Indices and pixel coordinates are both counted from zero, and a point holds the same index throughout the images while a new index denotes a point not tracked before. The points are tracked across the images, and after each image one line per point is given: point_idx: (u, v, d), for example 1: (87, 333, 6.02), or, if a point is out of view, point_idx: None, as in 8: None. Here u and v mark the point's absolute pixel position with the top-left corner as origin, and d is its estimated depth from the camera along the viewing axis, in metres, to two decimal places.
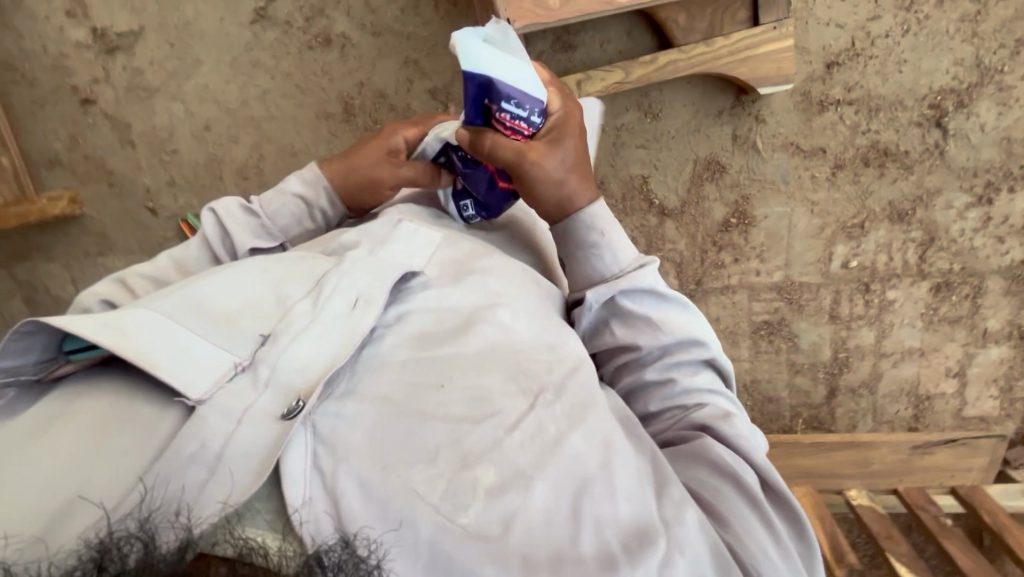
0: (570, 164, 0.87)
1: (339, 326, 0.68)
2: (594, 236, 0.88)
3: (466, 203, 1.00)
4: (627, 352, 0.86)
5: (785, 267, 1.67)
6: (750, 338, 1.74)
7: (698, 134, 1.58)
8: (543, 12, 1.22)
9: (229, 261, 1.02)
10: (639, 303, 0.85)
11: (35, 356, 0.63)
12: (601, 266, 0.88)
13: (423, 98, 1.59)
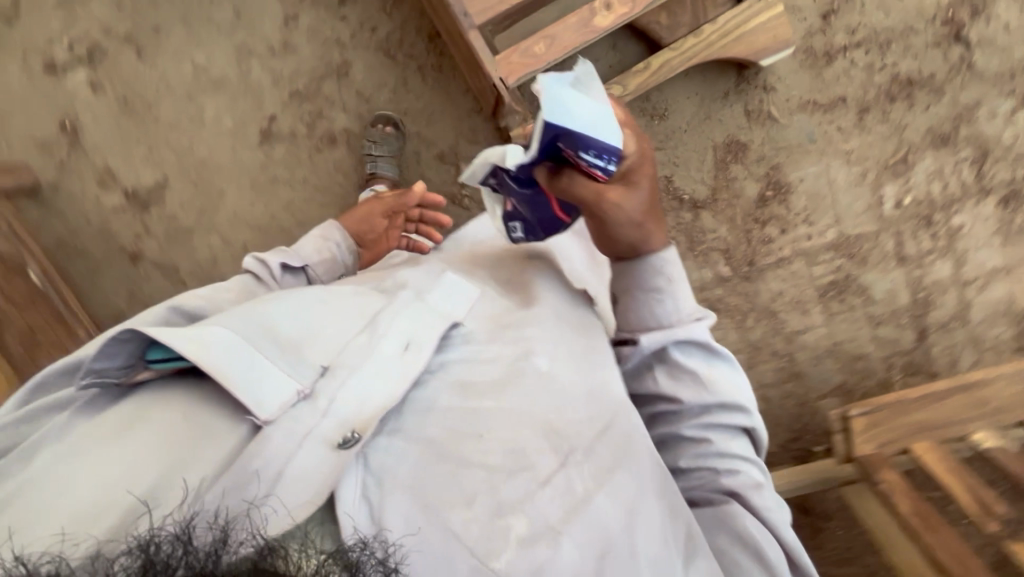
0: (645, 209, 0.83)
1: (389, 367, 0.74)
2: (661, 280, 0.87)
3: (516, 225, 0.99)
4: (664, 401, 0.90)
5: (837, 223, 1.61)
6: (819, 302, 1.69)
7: (710, 120, 1.57)
8: (532, 59, 1.22)
9: (261, 273, 1.13)
10: (688, 357, 0.88)
11: (121, 361, 0.72)
12: (663, 309, 0.88)
13: (434, 164, 1.63)
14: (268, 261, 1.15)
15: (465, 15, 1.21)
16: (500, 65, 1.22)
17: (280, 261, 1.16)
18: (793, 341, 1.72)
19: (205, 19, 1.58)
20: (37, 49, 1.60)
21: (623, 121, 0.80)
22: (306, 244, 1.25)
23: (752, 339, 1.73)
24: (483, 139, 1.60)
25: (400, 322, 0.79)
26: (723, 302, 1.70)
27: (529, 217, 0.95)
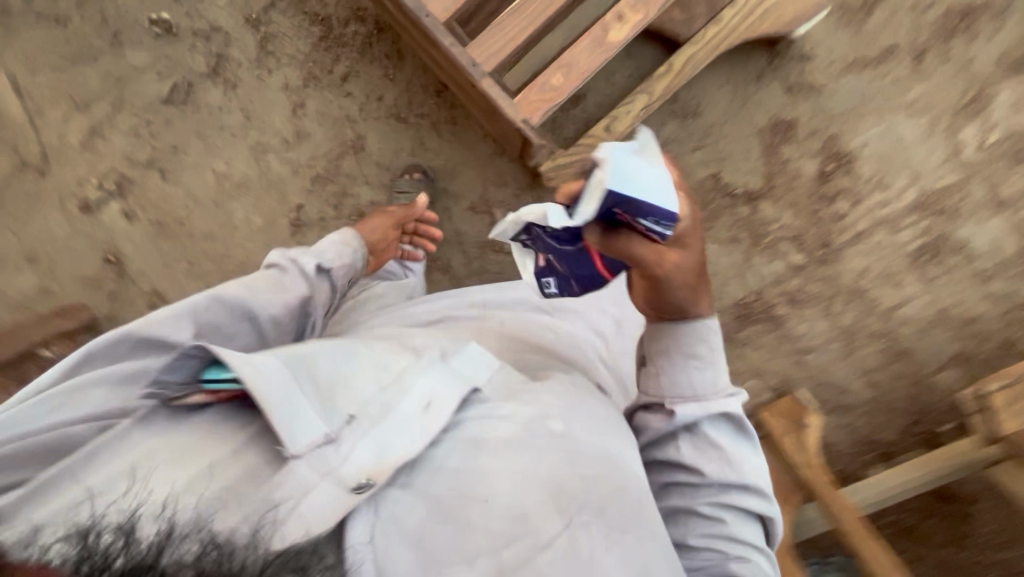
0: (691, 274, 0.77)
1: (411, 423, 0.71)
2: (700, 347, 0.82)
3: (549, 280, 0.90)
4: (679, 464, 0.85)
5: (916, 182, 1.45)
6: (912, 269, 1.53)
7: (748, 106, 1.46)
8: (550, 93, 1.14)
9: (293, 273, 1.03)
10: (716, 432, 0.84)
11: (180, 376, 0.70)
12: (697, 378, 0.82)
13: (468, 216, 1.58)
14: (302, 260, 1.06)
15: (472, 65, 1.13)
16: (519, 106, 1.14)
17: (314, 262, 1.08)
18: (890, 317, 1.58)
19: (219, 126, 1.56)
20: (72, 194, 1.62)
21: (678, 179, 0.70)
22: (330, 246, 1.16)
23: (843, 325, 1.60)
24: (513, 181, 1.54)
25: (425, 380, 0.77)
26: (803, 291, 1.58)
27: (567, 273, 0.86)
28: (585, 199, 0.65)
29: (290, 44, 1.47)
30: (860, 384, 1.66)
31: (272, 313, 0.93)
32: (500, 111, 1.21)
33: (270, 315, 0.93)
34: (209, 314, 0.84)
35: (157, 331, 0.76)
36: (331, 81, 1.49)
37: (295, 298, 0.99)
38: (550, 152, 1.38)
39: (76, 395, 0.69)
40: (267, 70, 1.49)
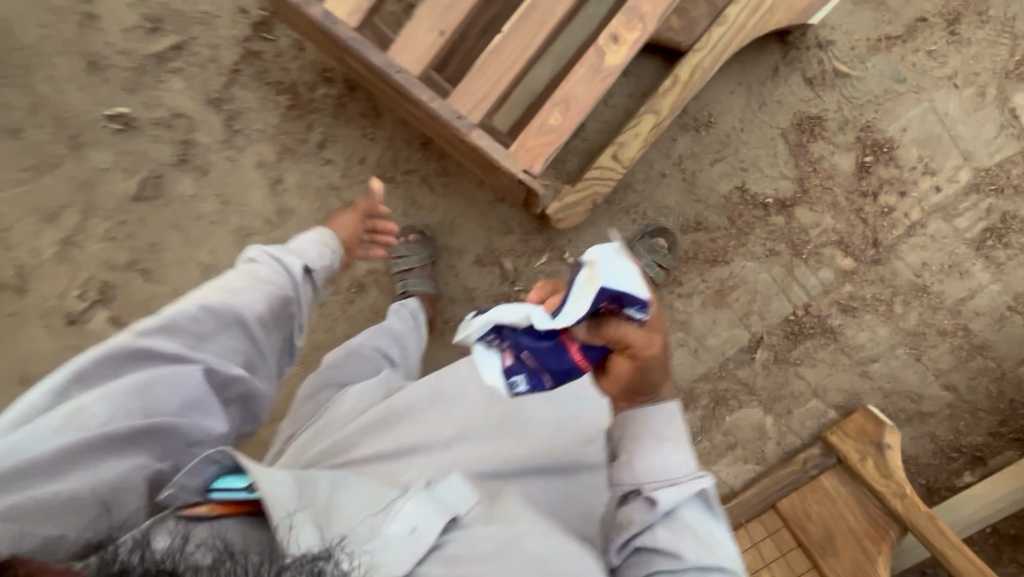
0: (660, 361, 0.87)
1: (414, 539, 0.64)
2: (667, 431, 0.87)
3: (521, 377, 0.85)
4: (655, 556, 0.80)
5: (968, 160, 1.30)
6: (979, 257, 1.36)
7: (767, 106, 1.31)
8: (550, 136, 0.99)
9: (276, 275, 0.88)
10: (690, 511, 0.83)
11: (199, 481, 0.64)
12: (669, 462, 0.85)
13: (475, 270, 1.45)
14: (285, 259, 0.91)
15: (456, 117, 0.98)
16: (517, 156, 1.00)
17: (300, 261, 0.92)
18: (959, 311, 1.41)
19: (196, 216, 1.44)
20: (53, 308, 1.43)
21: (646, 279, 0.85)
22: (309, 243, 0.97)
23: (908, 327, 1.44)
24: (518, 227, 1.42)
25: (415, 503, 0.67)
26: (857, 297, 1.41)
27: (539, 366, 0.84)
28: (580, 291, 0.79)
29: (259, 119, 1.35)
30: (936, 388, 1.49)
31: (265, 312, 0.83)
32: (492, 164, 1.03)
33: (266, 317, 0.83)
34: (208, 325, 0.76)
35: (161, 344, 0.71)
36: (308, 150, 1.36)
37: (280, 295, 0.86)
38: (556, 191, 1.26)
39: (79, 412, 0.63)
40: (237, 150, 1.38)
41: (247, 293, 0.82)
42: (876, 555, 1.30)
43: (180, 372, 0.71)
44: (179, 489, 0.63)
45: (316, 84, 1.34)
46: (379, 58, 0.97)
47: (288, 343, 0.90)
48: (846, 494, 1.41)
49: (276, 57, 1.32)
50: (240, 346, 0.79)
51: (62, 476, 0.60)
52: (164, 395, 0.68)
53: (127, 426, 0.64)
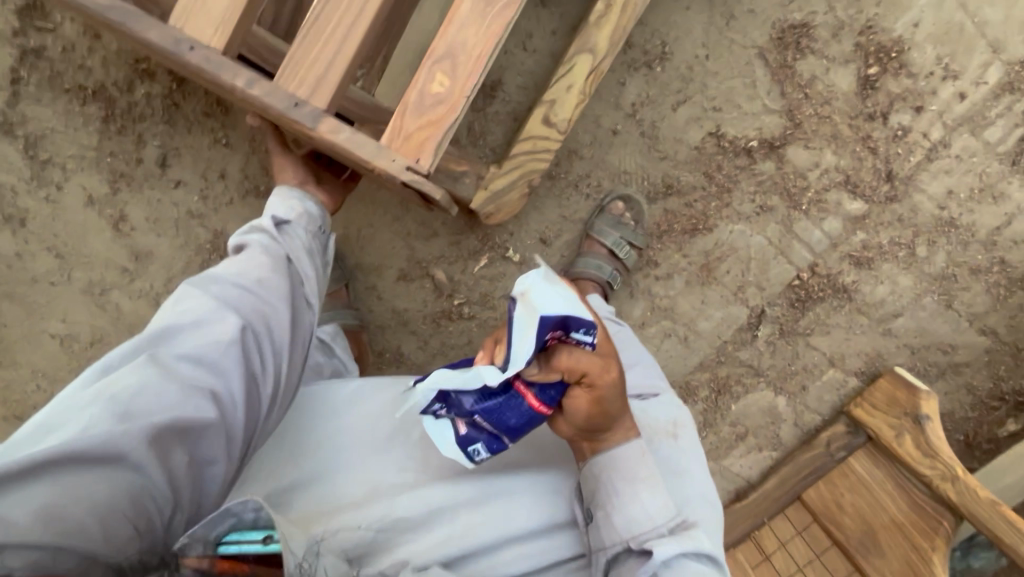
0: (621, 390, 0.65)
1: None
2: (638, 471, 0.67)
3: (478, 446, 0.65)
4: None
5: (999, 53, 1.01)
6: (1016, 173, 1.10)
7: (737, 19, 1.00)
8: (439, 109, 0.66)
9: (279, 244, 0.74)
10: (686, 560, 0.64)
11: (221, 527, 0.51)
12: (650, 513, 0.65)
13: (402, 288, 1.15)
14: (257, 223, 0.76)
15: (294, 105, 0.64)
16: (396, 148, 0.66)
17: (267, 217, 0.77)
18: (993, 243, 1.16)
19: (30, 280, 1.08)
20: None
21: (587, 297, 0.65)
22: (276, 204, 0.81)
23: (935, 271, 1.18)
24: (444, 226, 1.12)
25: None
26: (873, 246, 1.15)
27: (499, 429, 0.62)
28: (517, 339, 0.56)
29: (70, 141, 1.00)
30: (971, 335, 1.25)
31: (265, 269, 0.70)
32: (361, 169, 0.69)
33: (272, 273, 0.70)
34: (217, 290, 0.66)
35: (175, 321, 0.62)
36: (148, 172, 1.03)
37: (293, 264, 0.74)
38: (480, 175, 0.95)
39: (108, 391, 0.54)
40: (55, 187, 1.03)
41: (250, 256, 0.71)
42: (930, 553, 1.07)
43: (204, 339, 0.61)
44: (193, 537, 0.51)
45: (132, 81, 0.99)
46: (151, 30, 0.62)
47: (308, 304, 0.74)
48: (882, 478, 1.20)
49: (69, 51, 0.96)
50: (255, 305, 0.66)
51: (104, 466, 0.51)
52: (190, 368, 0.59)
53: (154, 403, 0.55)
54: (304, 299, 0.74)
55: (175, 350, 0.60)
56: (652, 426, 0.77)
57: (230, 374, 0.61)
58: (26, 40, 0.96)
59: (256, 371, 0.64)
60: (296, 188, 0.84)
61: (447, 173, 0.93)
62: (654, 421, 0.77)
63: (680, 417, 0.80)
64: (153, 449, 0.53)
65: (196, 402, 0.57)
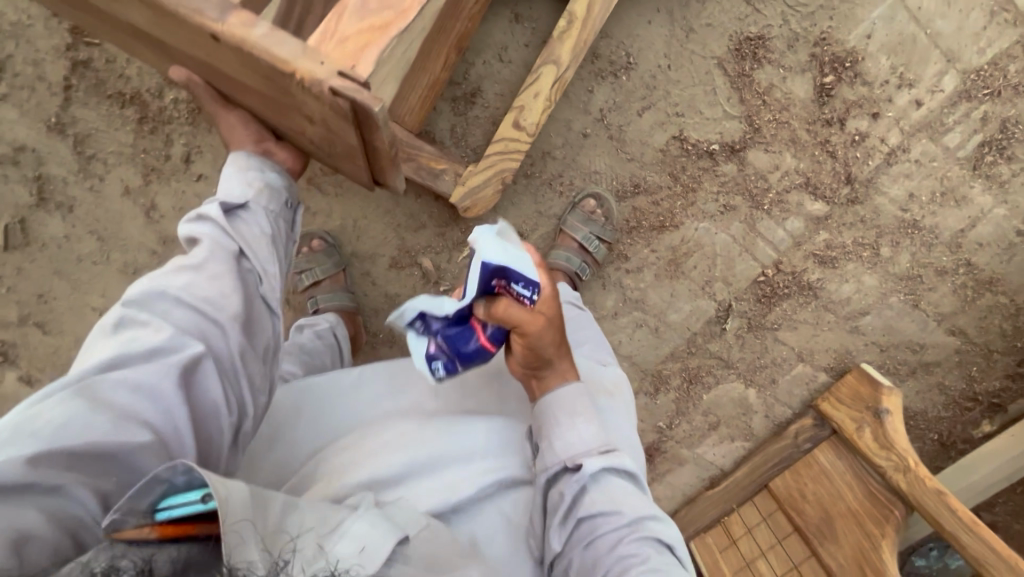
0: (562, 339, 0.73)
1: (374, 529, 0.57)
2: (580, 404, 0.74)
3: (439, 365, 0.68)
4: (597, 523, 0.69)
5: (953, 62, 1.09)
6: (977, 178, 1.14)
7: (696, 33, 1.10)
8: (385, 17, 0.58)
9: (234, 231, 0.71)
10: (613, 483, 0.71)
11: (149, 500, 0.45)
12: (588, 437, 0.72)
13: (393, 274, 1.27)
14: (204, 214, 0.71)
15: None
16: (328, 51, 0.57)
17: (215, 203, 0.72)
18: (958, 246, 1.19)
19: (76, 259, 1.25)
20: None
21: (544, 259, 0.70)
22: (228, 176, 0.77)
23: (900, 272, 1.21)
24: (430, 219, 1.23)
25: (369, 520, 0.58)
26: (836, 245, 1.20)
27: (456, 353, 0.68)
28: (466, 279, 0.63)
29: (111, 139, 1.17)
30: (940, 335, 1.25)
31: (222, 280, 0.66)
32: (280, 80, 0.57)
33: (230, 283, 0.66)
34: (165, 307, 0.62)
35: (116, 344, 0.57)
36: (174, 167, 1.18)
37: (252, 265, 0.70)
38: (457, 174, 1.06)
39: (31, 422, 0.50)
40: (98, 179, 1.19)
41: (206, 262, 0.67)
42: (881, 539, 1.09)
43: (151, 362, 0.58)
44: (124, 511, 0.44)
45: (163, 88, 1.14)
46: None
47: (268, 310, 0.71)
48: (844, 470, 1.22)
49: (111, 63, 1.13)
50: (207, 324, 0.63)
51: (22, 502, 0.46)
52: (130, 394, 0.56)
53: (83, 431, 0.51)
54: (264, 309, 0.70)
55: (113, 375, 0.56)
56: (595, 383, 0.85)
57: (172, 401, 0.57)
58: (76, 53, 1.12)
59: (208, 394, 0.61)
60: (253, 156, 0.80)
61: (429, 171, 1.05)
62: (596, 378, 0.86)
63: (620, 381, 0.89)
64: (84, 477, 0.50)
65: (135, 431, 0.54)
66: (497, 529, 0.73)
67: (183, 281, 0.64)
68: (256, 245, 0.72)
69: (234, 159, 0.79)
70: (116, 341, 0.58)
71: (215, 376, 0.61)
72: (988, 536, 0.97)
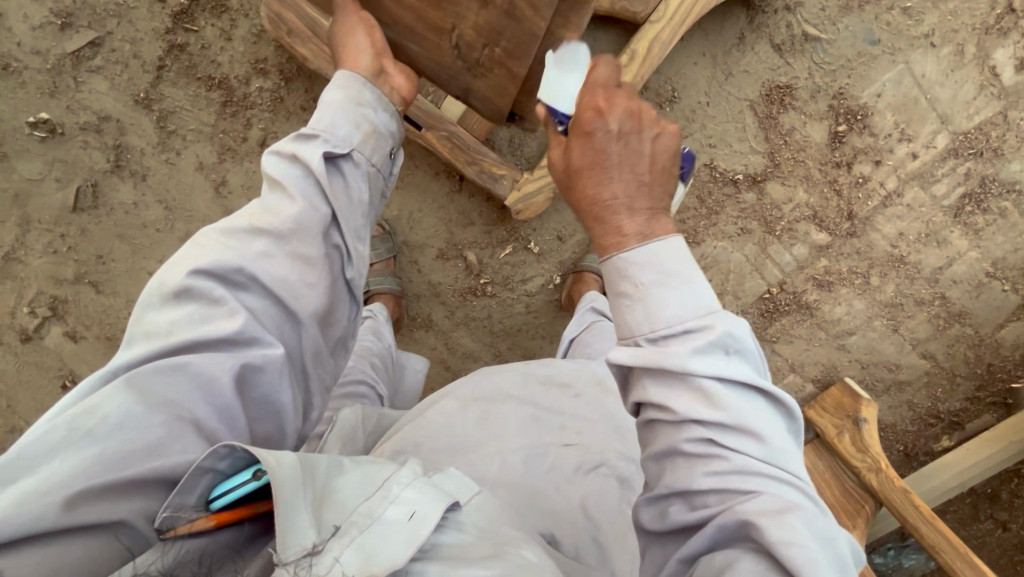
0: (581, 160, 0.61)
1: (429, 492, 0.56)
2: (625, 284, 0.56)
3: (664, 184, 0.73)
4: (657, 417, 0.54)
5: (945, 124, 1.27)
6: (958, 224, 1.32)
7: (734, 77, 1.27)
8: None
9: (331, 188, 0.67)
10: (688, 381, 0.52)
11: (196, 494, 0.49)
12: (635, 321, 0.55)
13: (438, 264, 1.39)
14: (303, 156, 0.67)
15: None
16: None
17: (320, 151, 0.68)
18: (937, 280, 1.35)
19: (140, 224, 1.32)
20: (5, 325, 1.33)
21: (599, 81, 0.64)
22: (334, 113, 0.72)
23: (886, 299, 1.37)
24: (480, 217, 1.36)
25: (418, 485, 0.56)
26: (834, 271, 1.36)
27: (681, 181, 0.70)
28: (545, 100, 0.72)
29: (194, 118, 1.27)
30: (914, 359, 1.40)
31: (305, 260, 0.64)
32: None
33: (311, 266, 0.65)
34: (239, 288, 0.61)
35: (190, 330, 0.57)
36: (250, 148, 1.28)
37: (335, 243, 0.68)
38: (515, 180, 1.19)
39: (92, 414, 0.51)
40: (175, 152, 1.28)
41: (290, 233, 0.64)
42: (851, 529, 1.22)
43: (212, 358, 0.56)
44: (174, 509, 0.48)
45: (250, 76, 1.25)
46: None
47: (351, 299, 0.71)
48: (823, 468, 1.32)
49: (204, 49, 1.24)
50: (279, 314, 0.62)
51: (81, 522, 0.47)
52: (189, 391, 0.55)
53: (141, 434, 0.52)
54: (346, 293, 0.70)
55: (177, 363, 0.55)
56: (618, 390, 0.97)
57: (228, 396, 0.57)
58: (174, 37, 1.24)
59: (268, 392, 0.60)
60: (361, 83, 0.76)
61: (489, 175, 1.19)
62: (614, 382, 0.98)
63: None
64: (138, 495, 0.50)
65: (189, 438, 0.54)
66: (552, 502, 0.77)
67: (260, 255, 0.62)
68: (348, 211, 0.70)
69: (342, 88, 0.75)
70: (178, 323, 0.57)
71: (275, 376, 0.60)
72: (943, 527, 1.16)
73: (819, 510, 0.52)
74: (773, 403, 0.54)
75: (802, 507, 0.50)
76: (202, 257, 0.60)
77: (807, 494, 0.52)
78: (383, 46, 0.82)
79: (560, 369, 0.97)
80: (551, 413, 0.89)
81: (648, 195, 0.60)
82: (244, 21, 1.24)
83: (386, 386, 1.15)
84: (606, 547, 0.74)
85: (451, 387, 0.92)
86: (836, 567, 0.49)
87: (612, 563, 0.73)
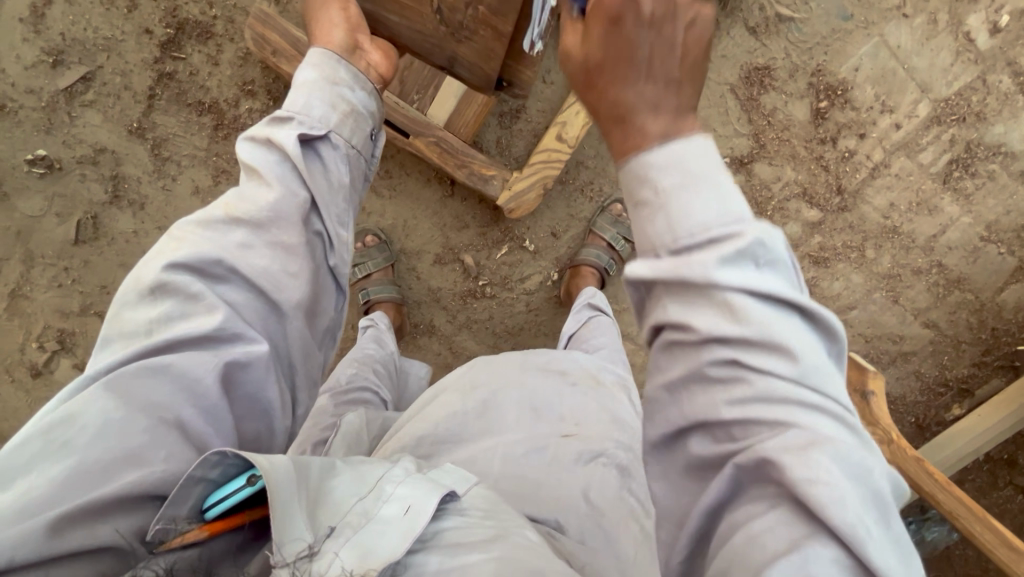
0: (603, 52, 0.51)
1: (422, 485, 0.55)
2: (646, 191, 0.47)
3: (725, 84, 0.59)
4: (674, 335, 0.46)
5: (926, 92, 1.29)
6: (948, 190, 1.33)
7: (713, 62, 1.30)
8: None
9: (304, 169, 0.68)
10: (715, 289, 0.44)
11: (186, 507, 0.49)
12: (671, 226, 0.46)
13: (435, 270, 1.41)
14: (277, 140, 0.69)
15: None
16: None
17: (295, 134, 0.69)
18: (932, 249, 1.36)
19: (142, 252, 1.34)
20: (15, 361, 1.35)
21: None
22: (309, 92, 0.73)
23: (883, 271, 1.37)
24: (473, 220, 1.38)
25: (411, 481, 0.55)
26: (829, 247, 1.36)
27: None
28: None
29: (187, 143, 1.30)
30: (917, 328, 1.39)
31: (286, 249, 0.65)
32: None
33: (293, 254, 0.66)
34: (217, 283, 0.62)
35: (170, 328, 0.58)
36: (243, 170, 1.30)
37: (316, 235, 0.70)
38: (506, 179, 1.20)
39: (72, 422, 0.51)
40: (171, 179, 1.31)
41: (268, 222, 0.65)
42: None
43: (194, 355, 0.58)
44: (167, 521, 0.49)
45: (239, 99, 1.28)
46: None
47: (336, 289, 0.73)
48: None
49: (192, 75, 1.27)
50: (262, 307, 0.64)
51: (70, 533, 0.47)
52: (173, 388, 0.56)
53: (121, 438, 0.52)
54: (332, 283, 0.72)
55: (160, 361, 0.56)
56: (608, 378, 0.98)
57: (211, 392, 0.58)
58: (163, 66, 1.27)
59: (252, 387, 0.62)
60: (337, 61, 0.77)
61: (480, 176, 1.20)
62: (606, 373, 0.99)
63: (627, 377, 1.02)
64: (122, 513, 0.49)
65: (175, 441, 0.54)
66: (553, 487, 0.76)
67: (237, 247, 0.63)
68: (329, 197, 0.71)
69: (318, 66, 0.76)
70: (157, 325, 0.58)
71: (262, 370, 0.62)
72: (956, 492, 1.16)
73: (860, 448, 0.44)
74: (812, 324, 0.46)
75: (835, 443, 0.43)
76: (179, 253, 0.61)
77: (849, 428, 0.45)
78: (358, 20, 0.83)
79: (551, 355, 0.98)
80: (546, 397, 0.89)
81: (677, 92, 0.50)
82: (229, 45, 1.27)
83: (391, 392, 1.15)
84: (611, 532, 0.74)
85: (449, 381, 0.92)
86: (873, 508, 0.42)
87: (619, 547, 0.73)
